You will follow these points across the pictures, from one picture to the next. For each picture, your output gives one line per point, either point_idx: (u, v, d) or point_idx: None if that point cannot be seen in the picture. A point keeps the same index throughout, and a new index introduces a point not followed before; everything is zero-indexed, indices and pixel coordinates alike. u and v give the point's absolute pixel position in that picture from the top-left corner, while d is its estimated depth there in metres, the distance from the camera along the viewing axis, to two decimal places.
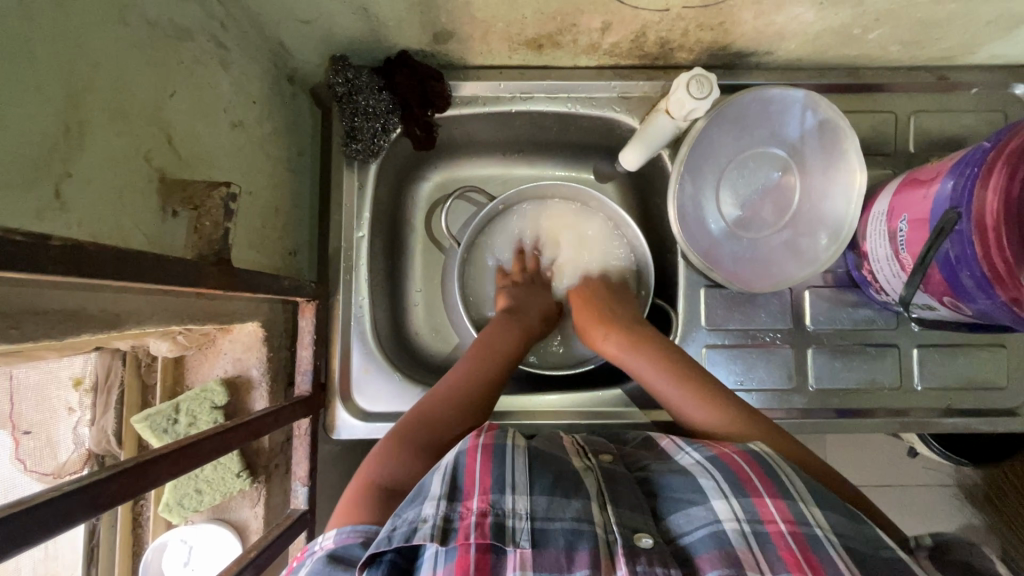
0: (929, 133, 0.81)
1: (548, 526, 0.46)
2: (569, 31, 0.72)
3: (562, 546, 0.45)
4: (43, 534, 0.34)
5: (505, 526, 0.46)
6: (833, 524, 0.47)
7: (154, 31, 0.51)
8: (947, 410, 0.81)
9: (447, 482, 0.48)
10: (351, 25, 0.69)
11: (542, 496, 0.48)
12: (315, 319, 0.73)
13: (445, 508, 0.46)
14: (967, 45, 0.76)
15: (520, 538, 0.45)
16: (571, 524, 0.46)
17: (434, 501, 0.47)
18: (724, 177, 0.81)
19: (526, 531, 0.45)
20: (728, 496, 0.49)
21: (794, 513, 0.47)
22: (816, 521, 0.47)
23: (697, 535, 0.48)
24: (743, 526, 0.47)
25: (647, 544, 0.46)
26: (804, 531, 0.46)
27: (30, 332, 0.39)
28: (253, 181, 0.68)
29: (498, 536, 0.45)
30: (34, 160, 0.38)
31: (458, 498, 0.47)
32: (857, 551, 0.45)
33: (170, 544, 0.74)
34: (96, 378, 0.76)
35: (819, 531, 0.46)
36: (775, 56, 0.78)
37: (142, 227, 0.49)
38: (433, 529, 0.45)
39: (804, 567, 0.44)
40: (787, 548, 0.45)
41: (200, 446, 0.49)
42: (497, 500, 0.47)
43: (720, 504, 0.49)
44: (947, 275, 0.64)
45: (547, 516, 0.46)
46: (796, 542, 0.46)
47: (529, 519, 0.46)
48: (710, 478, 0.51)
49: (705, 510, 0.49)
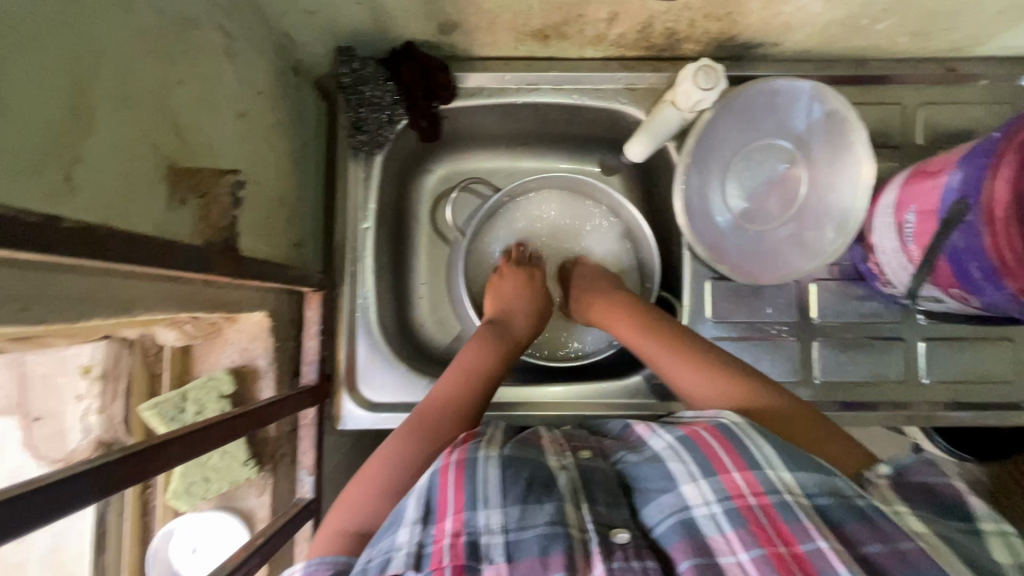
0: (938, 125, 0.80)
1: (521, 536, 0.46)
2: (575, 22, 0.72)
3: (536, 553, 0.45)
4: (52, 514, 0.35)
5: (479, 543, 0.46)
6: (801, 483, 0.48)
7: (162, 20, 0.51)
8: (953, 404, 0.81)
9: (421, 506, 0.49)
10: (357, 15, 0.69)
11: (515, 505, 0.47)
12: (321, 310, 0.74)
13: (419, 533, 0.48)
14: (976, 36, 0.75)
15: (494, 554, 0.45)
16: (545, 529, 0.46)
17: (408, 527, 0.48)
18: (730, 169, 0.81)
19: (500, 546, 0.45)
20: (696, 477, 0.50)
21: (762, 483, 0.48)
22: (786, 487, 0.48)
23: (666, 524, 0.48)
24: (713, 507, 0.48)
25: (622, 539, 0.47)
26: (774, 500, 0.47)
27: (40, 316, 0.40)
28: (258, 172, 0.68)
29: (472, 555, 0.45)
30: (44, 145, 0.38)
31: (432, 521, 0.48)
32: (827, 511, 0.46)
33: (177, 531, 0.75)
34: (105, 366, 0.75)
35: (789, 497, 0.47)
36: (782, 47, 0.78)
37: (149, 215, 0.49)
38: (407, 558, 0.46)
39: (776, 540, 0.45)
40: (758, 523, 0.46)
41: (208, 432, 0.49)
42: (470, 518, 0.47)
43: (689, 488, 0.49)
44: (955, 266, 0.63)
45: (520, 527, 0.46)
46: (768, 515, 0.46)
47: (502, 533, 0.46)
48: (679, 462, 0.52)
49: (675, 497, 0.49)
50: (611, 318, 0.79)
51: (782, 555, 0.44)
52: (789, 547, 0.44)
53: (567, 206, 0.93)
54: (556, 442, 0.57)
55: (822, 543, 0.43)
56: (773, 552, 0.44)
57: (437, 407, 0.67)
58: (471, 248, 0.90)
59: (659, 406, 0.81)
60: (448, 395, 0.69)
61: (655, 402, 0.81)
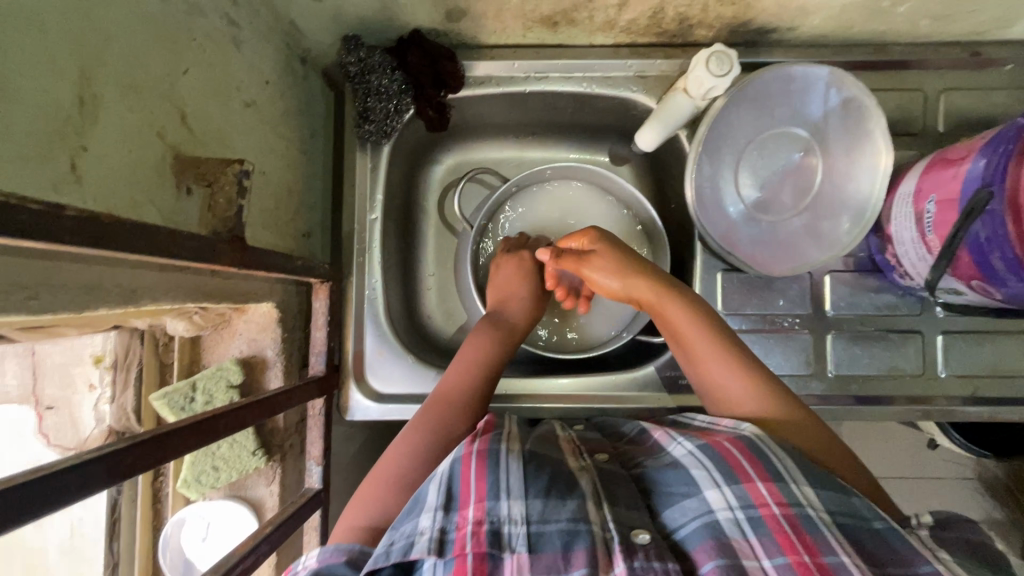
0: (960, 112, 0.78)
1: (543, 529, 0.46)
2: (585, 7, 0.70)
3: (559, 548, 0.45)
4: (63, 501, 0.35)
5: (501, 533, 0.46)
6: (823, 501, 0.48)
7: (167, 8, 0.50)
8: (972, 399, 0.79)
9: (443, 492, 0.49)
10: (363, 2, 0.68)
11: (536, 498, 0.48)
12: (329, 300, 0.73)
13: (442, 518, 0.47)
14: (1002, 19, 0.73)
15: (516, 543, 0.45)
16: (567, 524, 0.46)
17: (430, 512, 0.48)
18: (742, 159, 0.79)
19: (523, 536, 0.46)
20: (719, 484, 0.50)
21: (785, 494, 0.48)
22: (808, 501, 0.48)
23: (690, 528, 0.48)
24: (737, 512, 0.48)
25: (642, 540, 0.47)
26: (797, 512, 0.47)
27: (49, 305, 0.40)
28: (265, 161, 0.68)
29: (494, 544, 0.45)
30: (47, 132, 0.38)
31: (455, 508, 0.48)
32: (848, 529, 0.47)
33: (188, 519, 0.76)
34: (116, 356, 0.76)
35: (812, 511, 0.47)
36: (799, 31, 0.75)
37: (156, 203, 0.49)
38: (430, 542, 0.46)
39: (800, 549, 0.44)
40: (782, 531, 0.46)
41: (216, 422, 0.49)
42: (493, 507, 0.47)
43: (713, 493, 0.49)
44: (976, 257, 0.61)
45: (542, 519, 0.46)
46: (790, 524, 0.46)
47: (524, 523, 0.46)
48: (701, 470, 0.52)
49: (699, 501, 0.49)
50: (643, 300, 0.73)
51: (805, 564, 0.43)
52: (812, 557, 0.44)
53: (577, 196, 0.92)
54: (571, 442, 0.60)
55: (845, 558, 0.43)
56: (795, 560, 0.44)
57: (456, 382, 0.69)
58: (479, 240, 0.89)
59: (669, 399, 0.80)
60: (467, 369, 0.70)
61: (665, 394, 0.80)
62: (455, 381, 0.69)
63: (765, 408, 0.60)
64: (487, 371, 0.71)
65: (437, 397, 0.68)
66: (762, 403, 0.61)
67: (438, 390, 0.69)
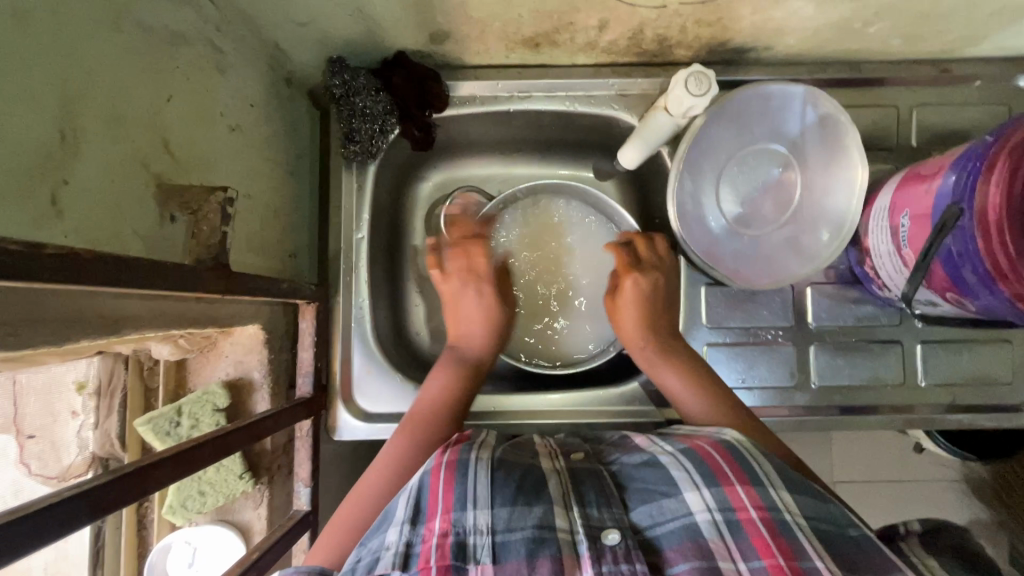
0: (933, 127, 0.80)
1: (508, 538, 0.46)
2: (566, 30, 0.71)
3: (523, 556, 0.45)
4: (44, 540, 0.34)
5: (466, 544, 0.46)
6: (799, 504, 0.50)
7: (150, 37, 0.51)
8: (951, 406, 0.81)
9: (411, 506, 0.50)
10: (347, 26, 0.69)
11: (503, 507, 0.48)
12: (316, 321, 0.73)
13: (408, 532, 0.47)
14: (969, 38, 0.75)
15: (481, 555, 0.45)
16: (532, 532, 0.47)
17: (397, 527, 0.48)
18: (723, 175, 0.81)
19: (487, 547, 0.46)
20: (699, 486, 0.51)
21: (763, 498, 0.50)
22: (785, 507, 0.49)
23: (667, 528, 0.49)
24: (716, 514, 0.49)
25: (612, 540, 0.48)
26: (773, 516, 0.48)
27: (29, 339, 0.40)
28: (251, 185, 0.68)
29: (459, 556, 0.45)
30: (30, 169, 0.38)
31: (421, 521, 0.48)
32: (823, 532, 0.48)
33: (175, 545, 0.75)
34: (100, 382, 0.76)
35: (788, 516, 0.48)
36: (775, 51, 0.77)
37: (139, 232, 0.49)
38: (396, 557, 0.45)
39: (775, 552, 0.46)
40: (758, 534, 0.47)
41: (200, 452, 0.49)
42: (459, 518, 0.47)
43: (692, 495, 0.50)
44: (949, 269, 0.63)
45: (508, 528, 0.47)
46: (767, 527, 0.47)
47: (490, 533, 0.47)
48: (683, 471, 0.53)
49: (678, 502, 0.50)
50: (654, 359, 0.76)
51: (780, 567, 0.45)
52: (787, 560, 0.45)
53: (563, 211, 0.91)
54: (548, 446, 0.61)
55: (819, 562, 0.45)
56: (772, 563, 0.45)
57: (422, 411, 0.72)
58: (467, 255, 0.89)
59: (657, 413, 0.81)
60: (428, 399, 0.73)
61: (653, 408, 0.81)
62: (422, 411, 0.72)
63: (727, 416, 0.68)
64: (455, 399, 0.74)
65: (409, 421, 0.71)
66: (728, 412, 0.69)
67: (406, 418, 0.71)
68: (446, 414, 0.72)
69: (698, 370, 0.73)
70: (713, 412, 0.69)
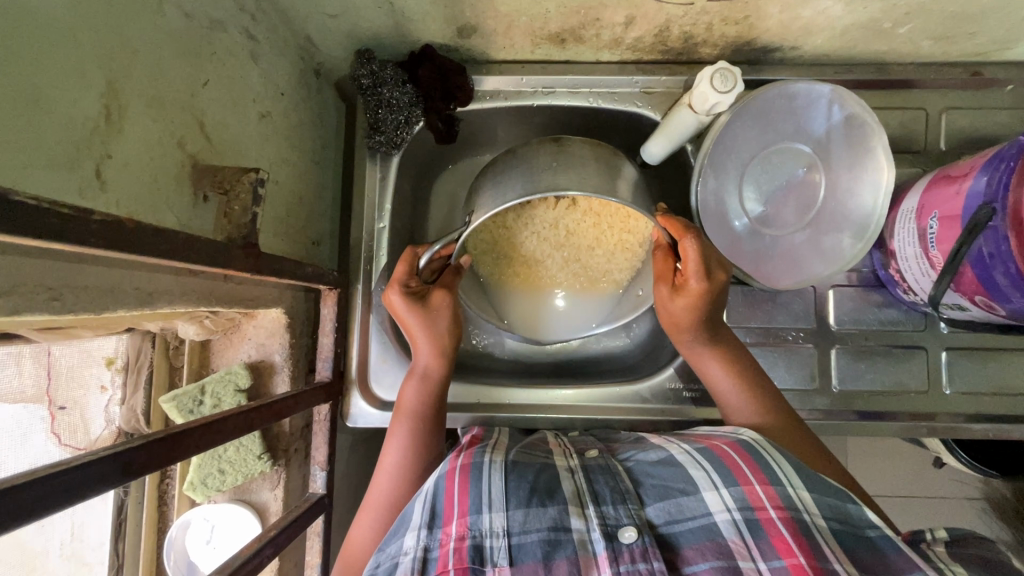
0: (961, 131, 0.79)
1: (524, 540, 0.49)
2: (593, 25, 0.72)
3: (539, 558, 0.48)
4: (82, 495, 0.36)
5: (483, 547, 0.48)
6: (818, 505, 0.50)
7: (190, 23, 0.52)
8: (978, 416, 0.79)
9: (427, 511, 0.52)
10: (377, 19, 0.70)
11: (517, 509, 0.51)
12: (336, 307, 0.74)
13: (426, 537, 0.50)
14: (1003, 41, 0.74)
15: (498, 557, 0.48)
16: (547, 534, 0.49)
17: (414, 532, 0.50)
18: (747, 174, 0.80)
19: (503, 549, 0.48)
20: (717, 486, 0.52)
21: (781, 497, 0.50)
22: (803, 506, 0.50)
23: (686, 526, 0.51)
24: (734, 513, 0.50)
25: (628, 539, 0.49)
26: (792, 515, 0.49)
27: (71, 305, 0.41)
28: (279, 170, 0.70)
29: (477, 559, 0.48)
30: (77, 141, 0.40)
31: (438, 526, 0.50)
32: (839, 534, 0.49)
33: (193, 522, 0.77)
34: (128, 359, 0.79)
35: (807, 516, 0.49)
36: (802, 50, 0.77)
37: (174, 210, 0.50)
38: (414, 562, 0.48)
39: (797, 552, 0.46)
40: (778, 535, 0.48)
41: (224, 424, 0.50)
42: (474, 522, 0.50)
43: (710, 494, 0.52)
44: (979, 273, 0.62)
45: (523, 530, 0.49)
46: (785, 526, 0.48)
47: (505, 536, 0.49)
48: (700, 470, 0.54)
49: (697, 501, 0.52)
50: (697, 354, 0.72)
51: (801, 567, 0.45)
52: (808, 560, 0.46)
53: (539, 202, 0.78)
54: (561, 445, 0.65)
55: (837, 566, 0.45)
56: (792, 562, 0.46)
57: (407, 413, 0.71)
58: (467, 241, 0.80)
59: (674, 411, 0.81)
60: (408, 400, 0.72)
61: (670, 406, 0.81)
62: (411, 409, 0.72)
63: (762, 412, 0.68)
64: (433, 396, 0.72)
65: (399, 415, 0.72)
66: (763, 410, 0.68)
67: (396, 413, 0.72)
68: (431, 402, 0.73)
69: (742, 360, 0.71)
70: (752, 406, 0.69)
